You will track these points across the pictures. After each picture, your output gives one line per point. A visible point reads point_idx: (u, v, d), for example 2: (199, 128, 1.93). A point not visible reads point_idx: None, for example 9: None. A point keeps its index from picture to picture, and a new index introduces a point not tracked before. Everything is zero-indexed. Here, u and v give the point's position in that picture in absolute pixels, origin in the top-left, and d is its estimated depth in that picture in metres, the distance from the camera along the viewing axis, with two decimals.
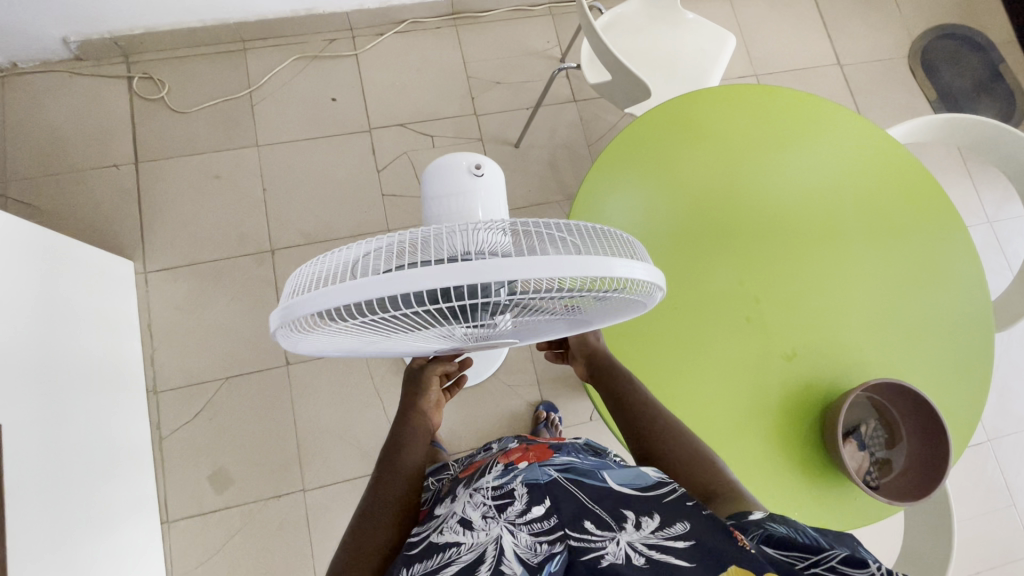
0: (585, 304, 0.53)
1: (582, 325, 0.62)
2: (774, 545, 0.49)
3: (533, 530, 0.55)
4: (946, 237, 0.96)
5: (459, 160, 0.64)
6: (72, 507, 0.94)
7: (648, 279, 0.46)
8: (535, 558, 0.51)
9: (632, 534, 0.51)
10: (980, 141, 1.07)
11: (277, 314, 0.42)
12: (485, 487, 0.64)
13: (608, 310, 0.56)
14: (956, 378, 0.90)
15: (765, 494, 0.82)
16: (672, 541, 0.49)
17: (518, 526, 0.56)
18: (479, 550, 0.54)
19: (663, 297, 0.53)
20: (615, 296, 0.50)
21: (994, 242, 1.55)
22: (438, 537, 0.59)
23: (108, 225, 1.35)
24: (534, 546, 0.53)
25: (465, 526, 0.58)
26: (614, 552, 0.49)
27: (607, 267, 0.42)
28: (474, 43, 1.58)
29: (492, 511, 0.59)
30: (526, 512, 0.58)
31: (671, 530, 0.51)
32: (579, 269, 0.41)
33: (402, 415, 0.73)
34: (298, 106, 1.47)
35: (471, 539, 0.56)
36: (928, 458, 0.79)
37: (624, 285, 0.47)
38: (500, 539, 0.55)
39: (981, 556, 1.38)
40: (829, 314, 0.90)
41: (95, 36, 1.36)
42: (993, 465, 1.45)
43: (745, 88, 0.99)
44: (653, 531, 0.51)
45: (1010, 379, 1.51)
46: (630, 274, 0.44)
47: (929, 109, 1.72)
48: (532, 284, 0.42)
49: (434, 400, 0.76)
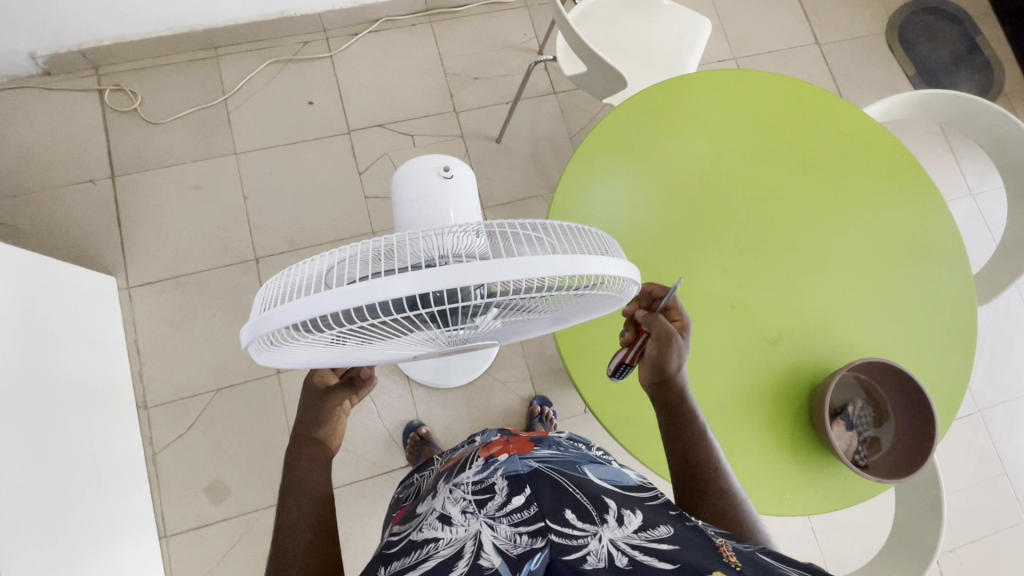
0: (564, 301, 0.52)
1: (564, 320, 0.62)
2: (773, 556, 0.50)
3: (512, 520, 0.55)
4: (926, 210, 0.96)
5: (427, 163, 0.63)
6: (66, 525, 0.93)
7: (623, 273, 0.46)
8: (515, 550, 0.51)
9: (614, 531, 0.52)
10: (957, 116, 1.07)
11: (248, 330, 0.42)
12: (466, 483, 0.65)
13: (588, 305, 0.55)
14: (940, 353, 0.91)
15: (757, 479, 0.83)
16: (656, 543, 0.50)
17: (497, 518, 0.56)
18: (458, 545, 0.54)
19: (639, 291, 0.53)
20: (592, 292, 0.50)
21: (977, 215, 1.56)
22: (417, 535, 0.59)
23: (87, 241, 1.33)
24: (514, 537, 0.53)
25: (444, 521, 0.58)
26: (597, 552, 0.49)
27: (580, 265, 0.42)
28: (450, 39, 1.57)
29: (472, 506, 0.59)
30: (506, 504, 0.58)
31: (655, 533, 0.52)
32: (551, 269, 0.40)
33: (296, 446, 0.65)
34: (275, 111, 1.45)
35: (449, 534, 0.56)
36: (915, 436, 0.80)
37: (600, 280, 0.47)
38: (480, 533, 0.54)
39: (976, 525, 1.41)
40: (814, 295, 0.90)
41: (64, 50, 1.34)
42: (983, 434, 1.46)
43: (719, 73, 0.99)
44: (635, 531, 0.52)
45: (998, 349, 1.53)
46: (604, 271, 0.44)
47: (908, 85, 1.72)
48: (505, 286, 0.42)
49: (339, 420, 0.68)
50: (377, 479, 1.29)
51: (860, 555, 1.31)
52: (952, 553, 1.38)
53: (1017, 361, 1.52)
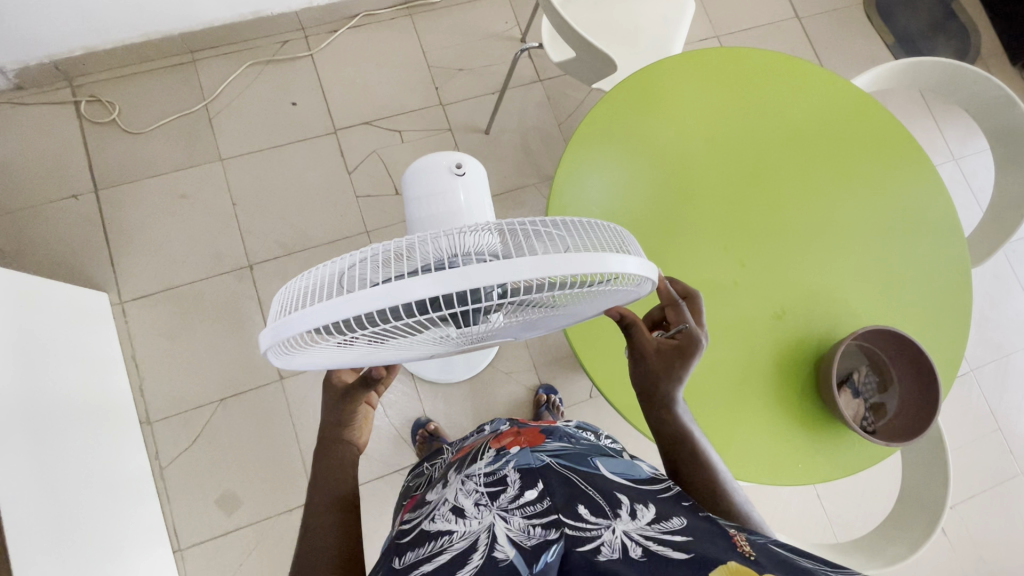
0: (579, 297, 0.53)
1: (576, 316, 0.62)
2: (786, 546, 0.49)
3: (525, 513, 0.56)
4: (916, 178, 0.98)
5: (440, 160, 0.64)
6: (77, 547, 0.92)
7: (640, 271, 0.46)
8: (529, 541, 0.52)
9: (628, 523, 0.52)
10: (942, 82, 1.08)
11: (267, 333, 0.42)
12: (477, 474, 0.65)
13: (602, 300, 0.56)
14: (938, 318, 0.93)
15: (768, 452, 0.84)
16: (670, 534, 0.50)
17: (510, 511, 0.57)
18: (472, 538, 0.54)
19: (653, 287, 0.53)
20: (607, 288, 0.50)
21: (961, 179, 1.59)
22: (429, 526, 0.59)
23: (75, 258, 1.30)
24: (527, 528, 0.54)
25: (458, 513, 0.59)
26: (611, 543, 0.50)
27: (599, 262, 0.42)
28: (431, 30, 1.55)
29: (485, 499, 0.60)
30: (519, 496, 0.59)
31: (668, 524, 0.52)
32: (570, 267, 0.40)
33: (324, 448, 0.65)
34: (258, 113, 1.43)
35: (463, 527, 0.56)
36: (921, 399, 0.82)
37: (616, 278, 0.47)
38: (493, 526, 0.55)
39: (975, 481, 1.45)
40: (812, 269, 0.91)
41: (34, 63, 1.30)
42: (977, 393, 1.50)
43: (708, 52, 0.99)
44: (649, 523, 0.52)
45: (987, 309, 1.56)
46: (623, 268, 0.44)
47: (888, 54, 1.74)
48: (522, 284, 0.43)
49: (361, 416, 0.67)
50: (389, 478, 1.29)
51: (867, 519, 1.34)
52: (956, 509, 1.42)
53: (1004, 319, 1.56)
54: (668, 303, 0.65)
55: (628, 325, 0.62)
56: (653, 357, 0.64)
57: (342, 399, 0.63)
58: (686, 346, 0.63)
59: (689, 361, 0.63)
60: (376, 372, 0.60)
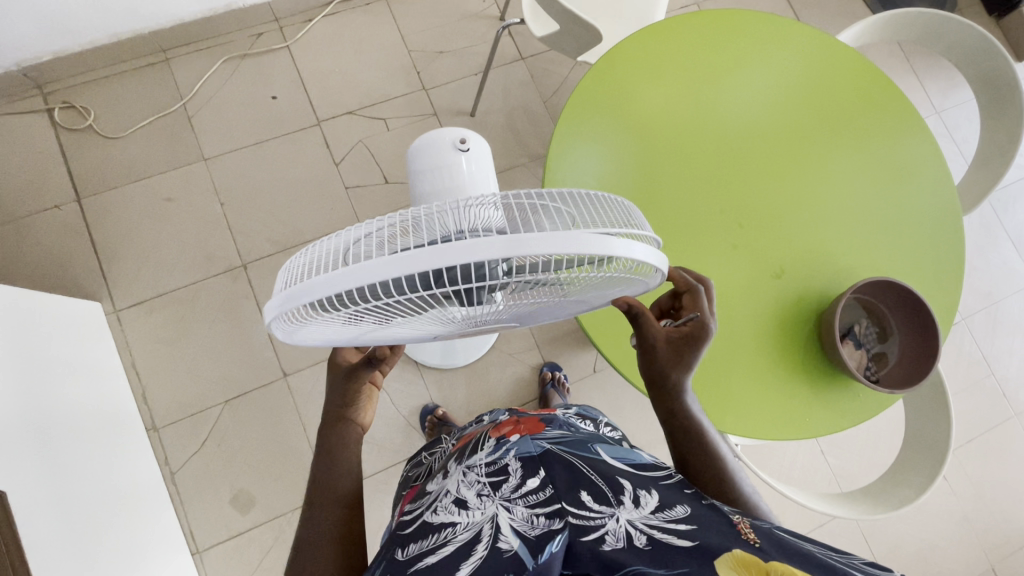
0: (584, 282, 0.52)
1: (581, 303, 0.62)
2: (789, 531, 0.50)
3: (529, 502, 0.56)
4: (905, 132, 0.98)
5: (443, 135, 0.64)
6: (96, 556, 0.92)
7: (648, 255, 0.46)
8: (533, 532, 0.52)
9: (631, 512, 0.52)
10: (926, 33, 1.09)
11: (272, 304, 0.42)
12: (478, 464, 0.64)
13: (608, 288, 0.56)
14: (932, 269, 0.94)
15: (779, 409, 0.86)
16: (674, 523, 0.50)
17: (513, 501, 0.57)
18: (475, 529, 0.54)
19: (661, 275, 0.53)
20: (613, 272, 0.50)
21: (944, 131, 1.61)
22: (432, 517, 0.59)
23: (63, 270, 1.28)
24: (531, 518, 0.54)
25: (460, 505, 0.58)
26: (615, 532, 0.50)
27: (607, 244, 0.42)
28: (409, 13, 1.52)
29: (487, 489, 0.59)
30: (521, 486, 0.59)
31: (672, 513, 0.52)
32: (579, 247, 0.40)
33: (327, 425, 0.65)
34: (239, 110, 1.40)
35: (466, 518, 0.56)
36: (919, 348, 0.84)
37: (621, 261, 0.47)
38: (496, 516, 0.55)
39: (972, 425, 1.49)
40: (807, 226, 0.92)
41: (2, 71, 1.26)
42: (969, 340, 1.54)
43: (695, 14, 0.98)
44: (653, 511, 0.52)
45: (975, 257, 1.59)
46: (630, 253, 0.43)
47: (866, 10, 1.74)
48: (527, 261, 0.42)
49: (367, 395, 0.67)
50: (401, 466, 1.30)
51: (870, 469, 1.38)
52: (954, 453, 1.46)
53: (992, 266, 1.59)
54: (686, 290, 0.66)
55: (636, 314, 0.63)
56: (664, 346, 0.64)
57: (348, 379, 0.64)
58: (697, 333, 0.64)
59: (698, 348, 0.64)
60: (379, 351, 0.60)
